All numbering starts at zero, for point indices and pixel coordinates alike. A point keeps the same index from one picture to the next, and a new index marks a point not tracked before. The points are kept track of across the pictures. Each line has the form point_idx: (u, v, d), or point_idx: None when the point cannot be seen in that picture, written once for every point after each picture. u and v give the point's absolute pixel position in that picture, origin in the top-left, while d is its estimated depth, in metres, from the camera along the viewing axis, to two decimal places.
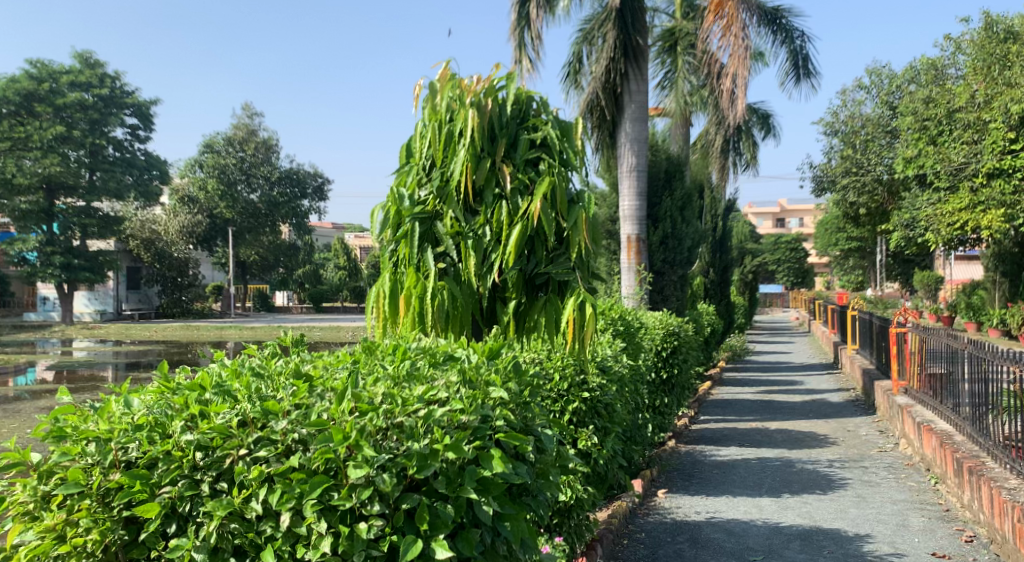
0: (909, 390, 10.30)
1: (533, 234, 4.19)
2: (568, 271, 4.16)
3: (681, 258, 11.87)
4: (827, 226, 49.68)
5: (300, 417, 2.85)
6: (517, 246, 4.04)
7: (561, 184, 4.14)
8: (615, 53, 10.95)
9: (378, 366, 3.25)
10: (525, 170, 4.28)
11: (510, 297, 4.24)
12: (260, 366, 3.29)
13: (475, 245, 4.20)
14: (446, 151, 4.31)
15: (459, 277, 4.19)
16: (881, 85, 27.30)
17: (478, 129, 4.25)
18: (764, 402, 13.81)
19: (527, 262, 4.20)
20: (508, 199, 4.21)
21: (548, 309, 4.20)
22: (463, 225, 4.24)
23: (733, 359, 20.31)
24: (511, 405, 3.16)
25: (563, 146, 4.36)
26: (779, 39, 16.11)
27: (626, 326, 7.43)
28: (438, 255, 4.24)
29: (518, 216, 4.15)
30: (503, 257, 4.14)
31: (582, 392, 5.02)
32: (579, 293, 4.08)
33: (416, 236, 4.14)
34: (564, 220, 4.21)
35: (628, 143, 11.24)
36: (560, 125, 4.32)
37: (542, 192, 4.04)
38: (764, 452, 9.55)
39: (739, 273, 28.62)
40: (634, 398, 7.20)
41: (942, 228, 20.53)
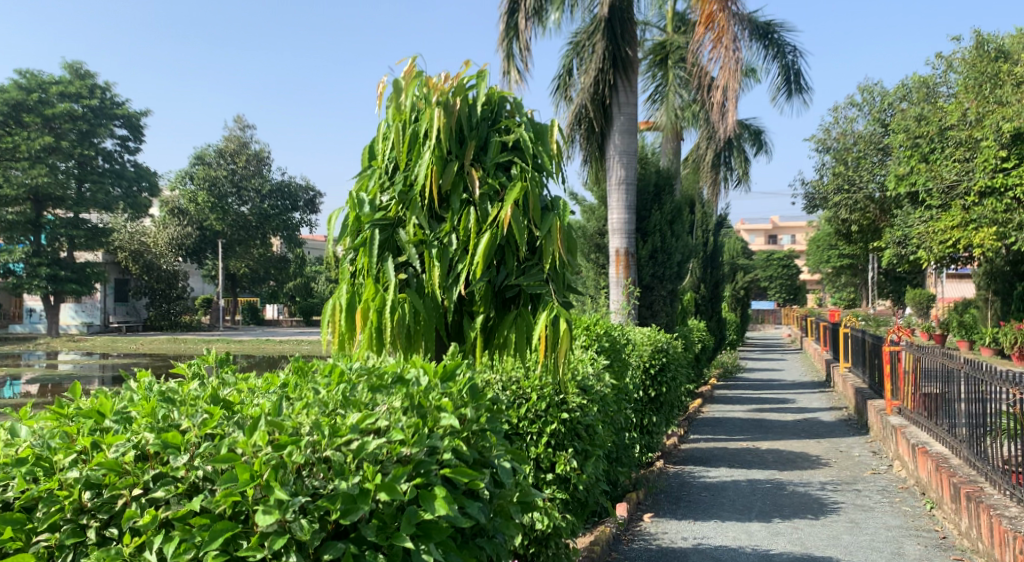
0: (903, 410, 10.03)
1: (503, 243, 3.93)
2: (541, 284, 3.89)
3: (670, 273, 11.59)
4: (819, 244, 49.60)
5: (208, 450, 2.57)
6: (484, 255, 3.76)
7: (535, 190, 3.87)
8: (604, 64, 10.73)
9: (309, 390, 2.97)
10: (496, 174, 4.03)
11: (478, 311, 3.97)
12: (174, 389, 2.97)
13: (439, 254, 3.92)
14: (410, 153, 4.06)
15: (422, 289, 3.92)
16: (873, 102, 27.23)
17: (445, 129, 3.97)
18: (755, 421, 13.52)
19: (496, 273, 3.92)
20: (476, 205, 3.95)
21: (519, 324, 3.91)
22: (427, 233, 3.97)
23: (724, 376, 20.02)
24: (464, 433, 2.89)
25: (537, 149, 4.07)
26: (771, 54, 15.95)
27: (611, 343, 7.12)
28: (398, 265, 3.98)
29: (487, 223, 3.88)
30: (470, 268, 3.86)
31: (560, 413, 4.75)
32: (552, 308, 3.80)
33: (373, 244, 3.87)
34: (537, 228, 3.92)
35: (617, 155, 11.00)
36: (535, 127, 4.05)
37: (512, 199, 3.77)
38: (754, 473, 9.27)
39: (731, 289, 28.39)
40: (618, 418, 6.91)
41: (934, 246, 20.33)
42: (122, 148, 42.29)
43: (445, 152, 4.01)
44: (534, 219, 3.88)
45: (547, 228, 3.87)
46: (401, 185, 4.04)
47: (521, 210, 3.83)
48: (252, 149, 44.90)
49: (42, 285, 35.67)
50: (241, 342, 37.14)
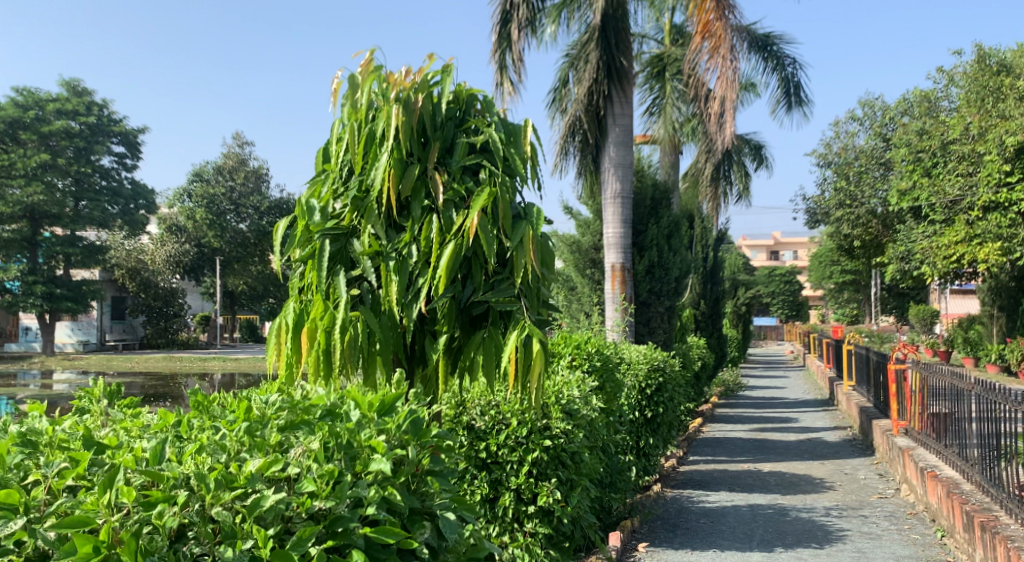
0: (910, 431, 9.67)
1: (471, 255, 3.62)
2: (513, 301, 3.56)
3: (668, 288, 11.26)
4: (821, 260, 49.24)
5: (63, 509, 2.27)
6: (447, 270, 3.45)
7: (504, 196, 3.56)
8: (598, 74, 10.42)
9: (207, 430, 2.65)
10: (462, 180, 3.75)
11: (441, 331, 3.65)
12: (40, 431, 2.65)
13: (398, 267, 3.60)
14: (366, 156, 3.76)
15: (378, 307, 3.61)
16: (874, 117, 26.98)
17: (404, 130, 3.67)
18: (757, 441, 13.15)
19: (461, 288, 3.60)
20: (439, 213, 3.66)
21: (488, 348, 3.58)
22: (383, 244, 3.66)
23: (726, 394, 19.62)
24: (395, 481, 2.59)
25: (507, 152, 3.80)
26: (769, 67, 15.68)
27: (602, 363, 6.78)
28: (352, 280, 3.65)
29: (451, 233, 3.58)
30: (431, 283, 3.52)
31: (543, 440, 4.42)
32: (525, 327, 3.47)
33: (322, 258, 3.54)
34: (507, 238, 3.63)
35: (612, 168, 10.69)
36: (504, 127, 3.73)
37: (479, 206, 3.45)
38: (755, 497, 8.90)
39: (733, 305, 28.04)
40: (610, 443, 6.55)
41: (938, 262, 20.00)
42: (120, 166, 42.07)
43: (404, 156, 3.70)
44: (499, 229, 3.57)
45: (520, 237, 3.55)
46: (355, 192, 3.73)
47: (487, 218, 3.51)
48: (251, 166, 44.71)
49: (38, 303, 35.32)
50: (239, 360, 36.84)
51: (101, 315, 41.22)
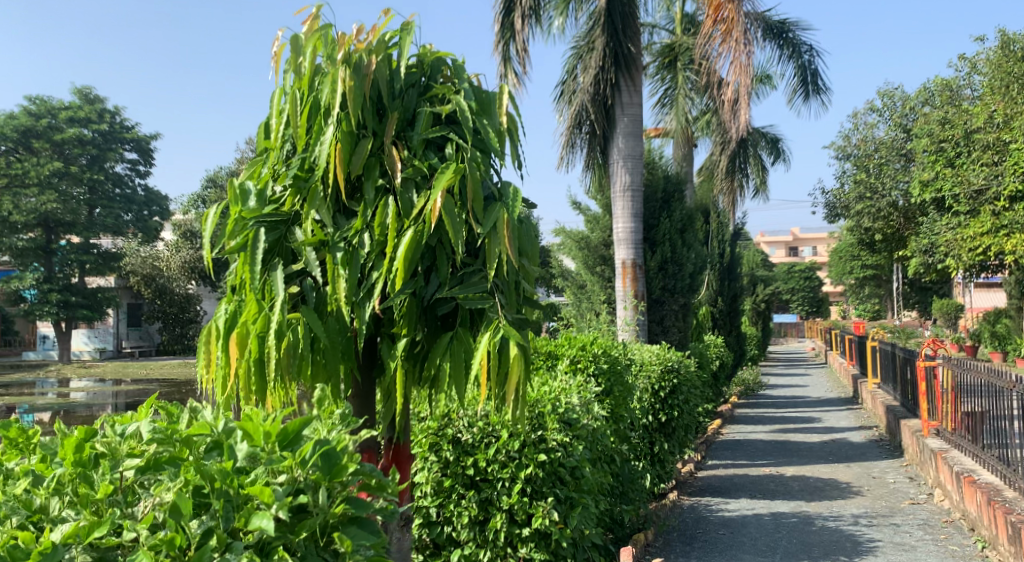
0: (942, 432, 9.10)
1: (433, 243, 2.60)
2: (483, 296, 2.56)
3: (682, 285, 10.72)
4: (841, 255, 48.51)
5: None
6: (406, 262, 2.45)
7: (475, 173, 2.60)
8: (605, 62, 9.99)
9: (34, 477, 2.30)
10: (425, 155, 2.66)
11: (399, 334, 2.55)
12: None
13: (348, 261, 2.50)
14: (311, 124, 2.60)
15: (323, 308, 2.50)
16: (894, 107, 26.31)
17: (355, 92, 2.55)
18: (778, 443, 12.62)
19: (423, 283, 2.55)
20: (397, 194, 2.57)
21: (454, 353, 2.55)
22: (330, 231, 2.54)
23: (746, 394, 19.08)
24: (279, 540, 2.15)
25: (478, 124, 2.75)
26: (785, 56, 15.14)
27: (610, 365, 6.29)
28: (291, 273, 2.51)
29: (409, 219, 2.55)
30: (387, 279, 2.49)
31: (538, 455, 3.96)
32: (498, 325, 2.54)
33: (256, 250, 2.45)
34: (478, 224, 2.64)
35: (621, 159, 10.20)
36: (477, 95, 2.76)
37: (444, 185, 2.50)
38: (778, 505, 8.38)
39: (751, 302, 27.48)
40: (618, 453, 6.08)
41: (963, 254, 19.37)
42: (133, 172, 41.92)
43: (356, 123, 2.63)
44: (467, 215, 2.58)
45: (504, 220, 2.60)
46: (298, 165, 2.60)
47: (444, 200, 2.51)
48: None
49: (53, 311, 35.19)
50: None
51: (117, 322, 41.14)
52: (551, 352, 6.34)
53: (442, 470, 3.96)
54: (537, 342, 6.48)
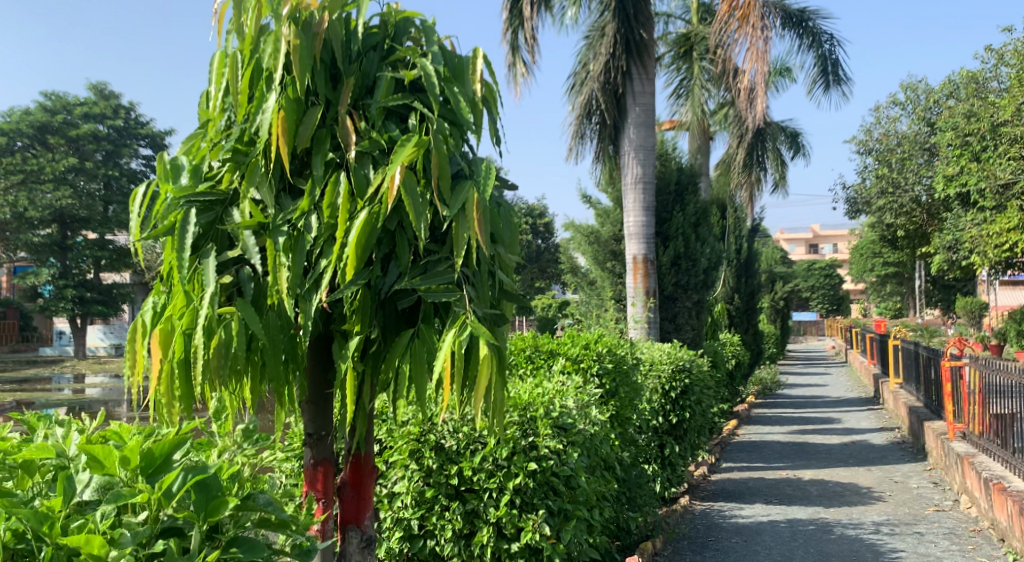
0: (969, 435, 8.69)
1: (391, 228, 2.25)
2: (450, 288, 2.20)
3: (696, 281, 10.35)
4: (862, 252, 47.81)
5: None
6: (358, 249, 2.11)
7: (441, 147, 2.26)
8: (616, 48, 9.65)
9: None
10: (385, 126, 2.31)
11: (352, 331, 2.19)
12: None
13: (291, 246, 2.14)
14: (251, 94, 2.25)
15: (262, 302, 2.15)
16: (917, 100, 25.74)
17: (300, 55, 2.19)
18: (796, 444, 12.22)
19: (379, 272, 2.20)
20: (350, 170, 2.22)
21: (415, 351, 2.21)
22: (270, 212, 2.18)
23: (764, 393, 18.66)
24: None
25: (446, 92, 2.40)
26: (805, 45, 14.71)
27: (615, 364, 5.98)
28: (227, 262, 2.17)
29: (366, 200, 2.19)
30: (337, 266, 2.14)
31: (528, 463, 3.63)
32: (466, 320, 2.19)
33: (185, 234, 2.11)
34: (443, 207, 2.28)
35: (633, 151, 9.86)
36: (446, 60, 2.42)
37: (404, 160, 2.18)
38: (795, 511, 8.00)
39: (770, 299, 27.03)
40: (622, 458, 5.74)
41: (989, 250, 18.84)
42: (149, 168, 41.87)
43: (305, 94, 2.29)
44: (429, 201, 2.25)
45: (481, 203, 2.26)
46: (238, 138, 2.25)
47: (405, 175, 2.19)
48: None
49: (69, 306, 35.16)
50: None
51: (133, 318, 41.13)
52: (556, 348, 6.02)
53: (425, 479, 3.65)
54: (537, 335, 6.17)
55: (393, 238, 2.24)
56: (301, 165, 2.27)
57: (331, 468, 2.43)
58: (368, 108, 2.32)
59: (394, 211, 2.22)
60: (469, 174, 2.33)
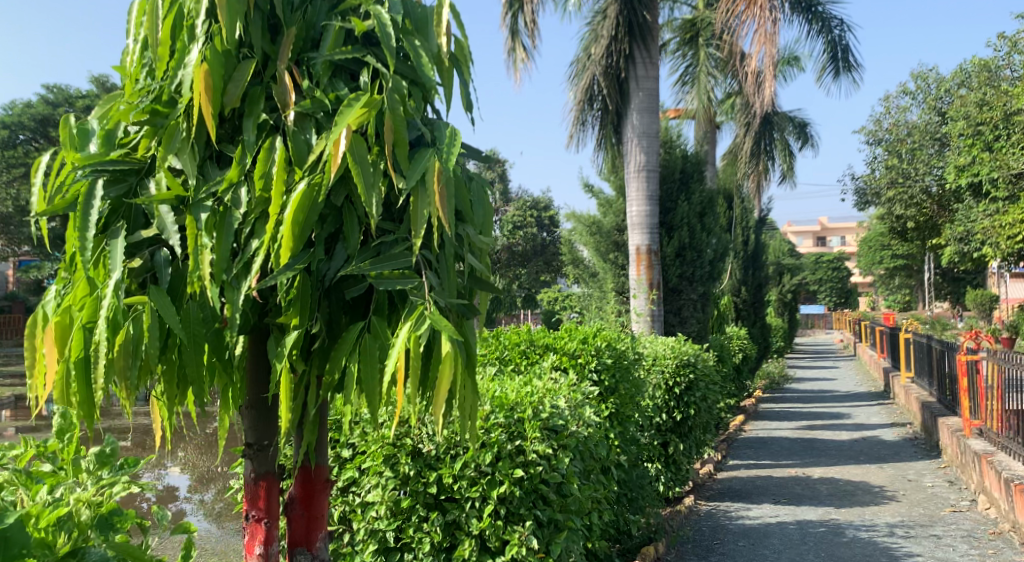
0: (986, 432, 8.34)
1: (340, 205, 1.90)
2: (407, 273, 1.87)
3: (702, 273, 10.00)
4: (870, 245, 47.33)
5: None
6: (294, 228, 1.79)
7: (395, 108, 1.92)
8: (618, 30, 9.31)
9: None
10: (332, 86, 1.97)
11: (290, 326, 1.84)
12: None
13: (216, 226, 1.81)
14: (173, 54, 1.92)
15: (178, 291, 1.82)
16: (928, 90, 25.31)
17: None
18: (805, 440, 11.87)
19: (322, 256, 1.86)
20: (290, 137, 1.88)
21: (362, 352, 1.86)
22: (190, 184, 1.84)
23: (771, 387, 18.31)
24: None
25: (404, 47, 2.06)
26: (814, 31, 14.31)
27: (614, 360, 5.66)
28: (140, 243, 1.85)
29: (307, 171, 1.86)
30: (271, 249, 1.81)
31: (514, 470, 3.30)
32: (426, 311, 1.85)
33: (89, 212, 1.79)
34: (399, 179, 1.93)
35: (636, 137, 9.51)
36: (405, 10, 2.09)
37: (350, 122, 1.85)
38: (805, 512, 7.67)
39: (777, 292, 26.66)
40: (620, 460, 5.41)
41: (1002, 242, 18.45)
42: None
43: (237, 45, 1.96)
44: (381, 171, 1.91)
45: (444, 177, 1.92)
46: (157, 97, 1.94)
47: (352, 141, 1.85)
48: None
49: None
50: None
51: None
52: (552, 343, 5.65)
53: (401, 487, 3.31)
54: (531, 329, 5.84)
55: (340, 214, 1.91)
56: (229, 128, 1.94)
57: (276, 481, 2.12)
58: (312, 63, 1.98)
59: (340, 182, 1.89)
60: (429, 139, 1.99)
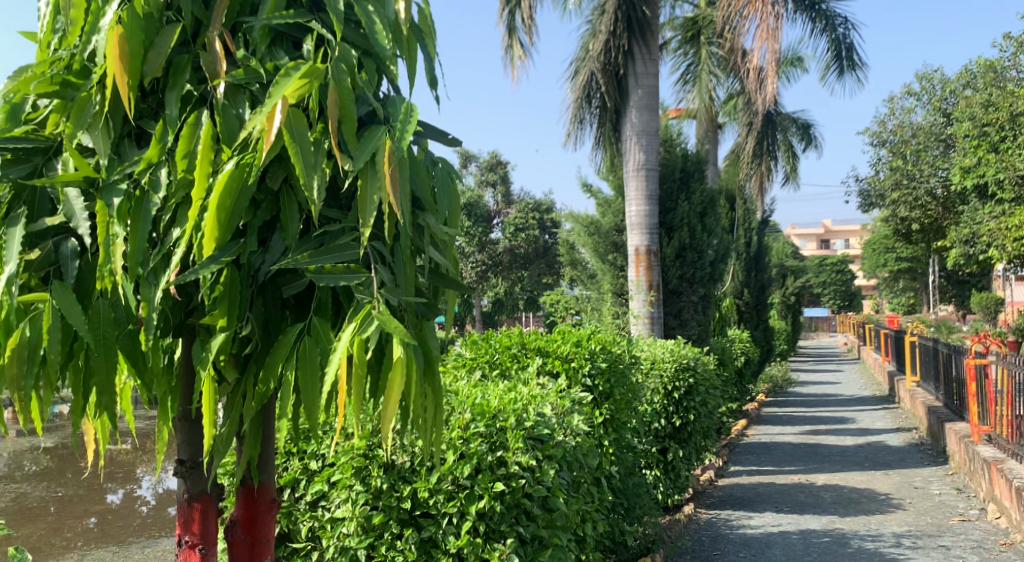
0: (996, 439, 8.08)
1: (278, 188, 1.66)
2: (351, 268, 1.63)
3: (703, 274, 9.75)
4: (874, 247, 47.05)
5: None
6: (220, 219, 1.56)
7: (341, 79, 1.69)
8: (616, 26, 9.07)
9: None
10: (270, 57, 1.74)
11: (218, 329, 1.60)
12: None
13: (130, 212, 1.61)
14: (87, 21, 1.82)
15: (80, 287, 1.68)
16: (932, 90, 25.05)
17: None
18: (809, 445, 11.61)
19: (254, 247, 1.64)
20: (216, 114, 1.64)
21: (303, 356, 1.63)
22: (102, 165, 1.67)
23: (774, 391, 18.05)
24: None
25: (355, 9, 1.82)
26: (819, 29, 14.04)
27: (609, 364, 5.43)
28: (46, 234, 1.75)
29: (239, 153, 1.61)
30: (194, 241, 1.58)
31: (495, 484, 3.05)
32: (376, 310, 1.62)
33: None
34: (346, 161, 1.69)
35: (634, 136, 9.28)
36: None
37: (286, 92, 1.61)
38: (809, 521, 7.41)
39: (780, 294, 26.40)
40: (614, 468, 5.18)
41: (1008, 244, 18.17)
42: None
43: (162, 8, 1.74)
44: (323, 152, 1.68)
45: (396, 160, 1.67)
46: (71, 66, 1.85)
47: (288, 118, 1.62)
48: None
49: None
50: None
51: None
52: (545, 346, 5.39)
53: (372, 502, 3.07)
54: (523, 330, 5.59)
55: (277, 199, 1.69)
56: (151, 104, 1.79)
57: (211, 502, 2.04)
58: (249, 29, 1.76)
59: (277, 161, 1.66)
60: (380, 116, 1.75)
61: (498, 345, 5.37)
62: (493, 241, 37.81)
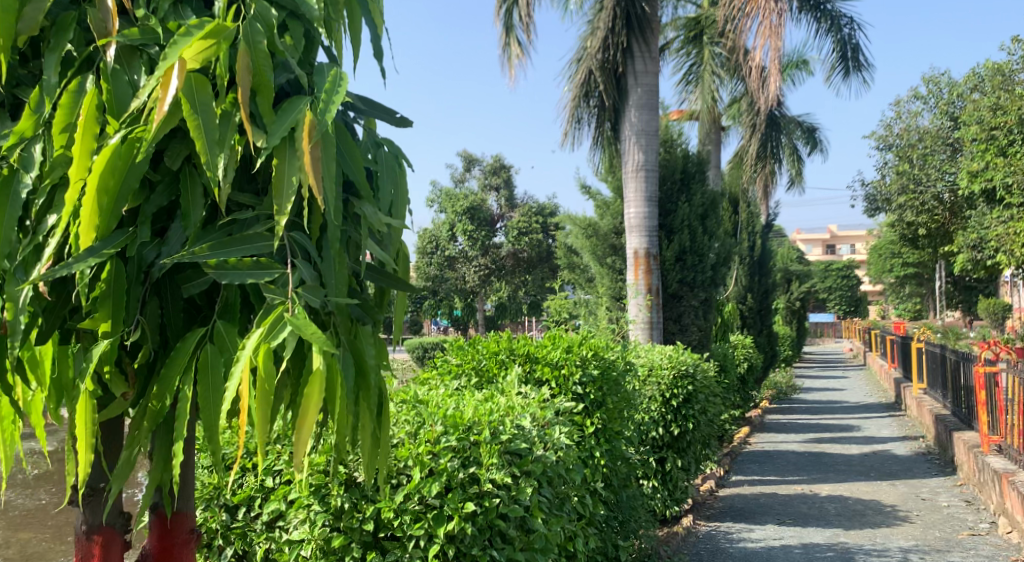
0: (1007, 450, 7.79)
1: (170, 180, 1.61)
2: (259, 270, 1.41)
3: (704, 278, 9.49)
4: (880, 253, 46.76)
5: None
6: (103, 205, 1.52)
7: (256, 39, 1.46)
8: (615, 22, 8.81)
9: None
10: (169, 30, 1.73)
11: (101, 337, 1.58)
12: None
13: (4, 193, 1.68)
14: None
15: None
16: (939, 94, 24.76)
17: None
18: (814, 454, 11.33)
19: (147, 238, 1.60)
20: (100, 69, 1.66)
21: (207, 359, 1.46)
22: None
23: (778, 398, 17.76)
24: None
25: None
26: (824, 29, 13.76)
27: (602, 370, 5.18)
28: None
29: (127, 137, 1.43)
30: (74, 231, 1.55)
31: (467, 505, 2.78)
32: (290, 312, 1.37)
33: None
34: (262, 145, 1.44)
35: (633, 136, 9.02)
36: None
37: (186, 53, 1.39)
38: (812, 534, 7.14)
39: (785, 299, 26.11)
40: (602, 483, 4.94)
41: (1016, 249, 17.88)
42: None
43: None
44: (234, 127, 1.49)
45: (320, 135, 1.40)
46: None
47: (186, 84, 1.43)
48: None
49: None
50: None
51: None
52: (534, 352, 5.12)
53: (332, 522, 2.81)
54: (512, 334, 5.32)
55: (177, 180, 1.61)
56: (30, 70, 1.84)
57: (114, 534, 2.00)
58: None
59: (178, 137, 1.57)
60: (305, 85, 1.52)
61: (483, 349, 5.09)
62: (496, 245, 37.57)
